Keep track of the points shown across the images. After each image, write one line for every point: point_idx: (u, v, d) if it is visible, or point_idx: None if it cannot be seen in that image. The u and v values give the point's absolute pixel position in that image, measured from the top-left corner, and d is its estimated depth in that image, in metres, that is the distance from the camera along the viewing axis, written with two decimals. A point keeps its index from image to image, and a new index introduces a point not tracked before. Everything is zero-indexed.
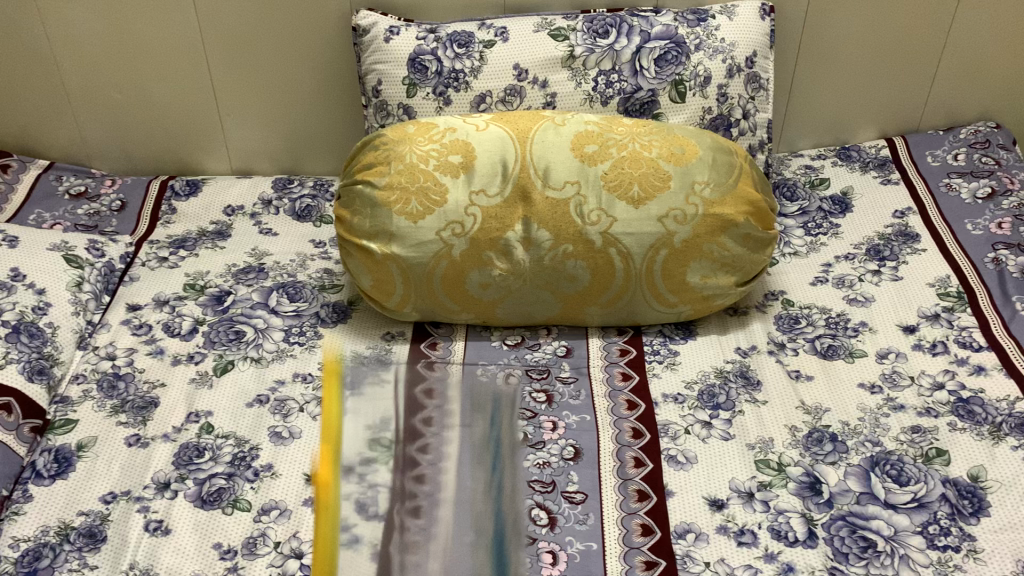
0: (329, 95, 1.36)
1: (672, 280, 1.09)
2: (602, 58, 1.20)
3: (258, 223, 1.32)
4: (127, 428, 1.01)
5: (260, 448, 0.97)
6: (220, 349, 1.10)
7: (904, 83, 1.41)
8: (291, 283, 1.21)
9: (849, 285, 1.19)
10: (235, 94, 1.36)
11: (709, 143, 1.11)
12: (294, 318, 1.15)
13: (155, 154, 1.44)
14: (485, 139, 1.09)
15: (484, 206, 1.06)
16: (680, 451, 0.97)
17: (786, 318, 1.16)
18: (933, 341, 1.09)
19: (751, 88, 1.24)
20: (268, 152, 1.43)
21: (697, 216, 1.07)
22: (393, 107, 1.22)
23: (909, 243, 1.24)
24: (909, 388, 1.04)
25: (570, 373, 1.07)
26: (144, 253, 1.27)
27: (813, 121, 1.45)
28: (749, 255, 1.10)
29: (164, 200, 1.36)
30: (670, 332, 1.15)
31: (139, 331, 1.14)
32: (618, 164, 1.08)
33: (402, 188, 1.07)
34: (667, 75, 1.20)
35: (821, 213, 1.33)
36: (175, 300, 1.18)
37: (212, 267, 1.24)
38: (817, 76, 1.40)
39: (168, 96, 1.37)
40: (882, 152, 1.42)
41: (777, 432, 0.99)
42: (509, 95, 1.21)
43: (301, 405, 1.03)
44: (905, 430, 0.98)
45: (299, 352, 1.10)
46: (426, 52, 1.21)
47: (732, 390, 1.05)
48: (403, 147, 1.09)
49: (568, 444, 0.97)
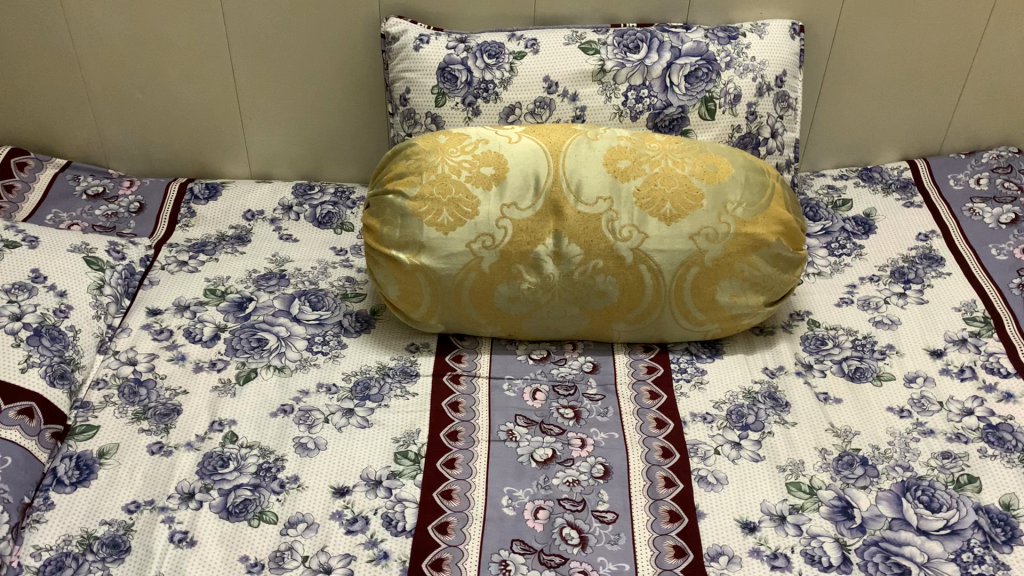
0: (354, 101, 1.34)
1: (701, 298, 1.09)
2: (632, 72, 1.20)
3: (277, 228, 1.31)
4: (150, 435, 1.00)
5: (285, 459, 0.98)
6: (243, 357, 1.10)
7: (928, 108, 1.41)
8: (313, 290, 1.20)
9: (875, 307, 1.19)
10: (259, 98, 1.34)
11: (742, 162, 1.11)
12: (317, 326, 1.15)
13: (175, 156, 1.41)
14: (518, 151, 1.09)
15: (515, 219, 1.06)
16: (711, 472, 0.98)
17: (813, 339, 1.15)
18: (961, 366, 1.09)
19: (780, 106, 1.24)
20: (289, 156, 1.41)
21: (728, 235, 1.07)
22: (421, 116, 1.22)
23: (933, 266, 1.24)
24: (938, 413, 1.04)
25: (597, 390, 1.08)
26: (164, 257, 1.25)
27: (837, 141, 1.45)
28: (780, 275, 1.10)
29: (183, 203, 1.34)
30: (696, 350, 1.14)
31: (160, 337, 1.12)
32: (651, 181, 1.08)
33: (433, 199, 1.06)
34: (697, 91, 1.20)
35: (844, 234, 1.32)
36: (196, 306, 1.17)
37: (232, 273, 1.23)
38: (844, 96, 1.39)
39: (191, 98, 1.34)
40: (904, 174, 1.42)
41: (807, 455, 1.00)
42: (538, 108, 1.21)
43: (326, 415, 1.03)
44: (935, 456, 0.99)
45: (322, 362, 1.10)
46: (456, 62, 1.21)
47: (760, 410, 1.05)
48: (434, 158, 1.08)
49: (597, 462, 0.99)
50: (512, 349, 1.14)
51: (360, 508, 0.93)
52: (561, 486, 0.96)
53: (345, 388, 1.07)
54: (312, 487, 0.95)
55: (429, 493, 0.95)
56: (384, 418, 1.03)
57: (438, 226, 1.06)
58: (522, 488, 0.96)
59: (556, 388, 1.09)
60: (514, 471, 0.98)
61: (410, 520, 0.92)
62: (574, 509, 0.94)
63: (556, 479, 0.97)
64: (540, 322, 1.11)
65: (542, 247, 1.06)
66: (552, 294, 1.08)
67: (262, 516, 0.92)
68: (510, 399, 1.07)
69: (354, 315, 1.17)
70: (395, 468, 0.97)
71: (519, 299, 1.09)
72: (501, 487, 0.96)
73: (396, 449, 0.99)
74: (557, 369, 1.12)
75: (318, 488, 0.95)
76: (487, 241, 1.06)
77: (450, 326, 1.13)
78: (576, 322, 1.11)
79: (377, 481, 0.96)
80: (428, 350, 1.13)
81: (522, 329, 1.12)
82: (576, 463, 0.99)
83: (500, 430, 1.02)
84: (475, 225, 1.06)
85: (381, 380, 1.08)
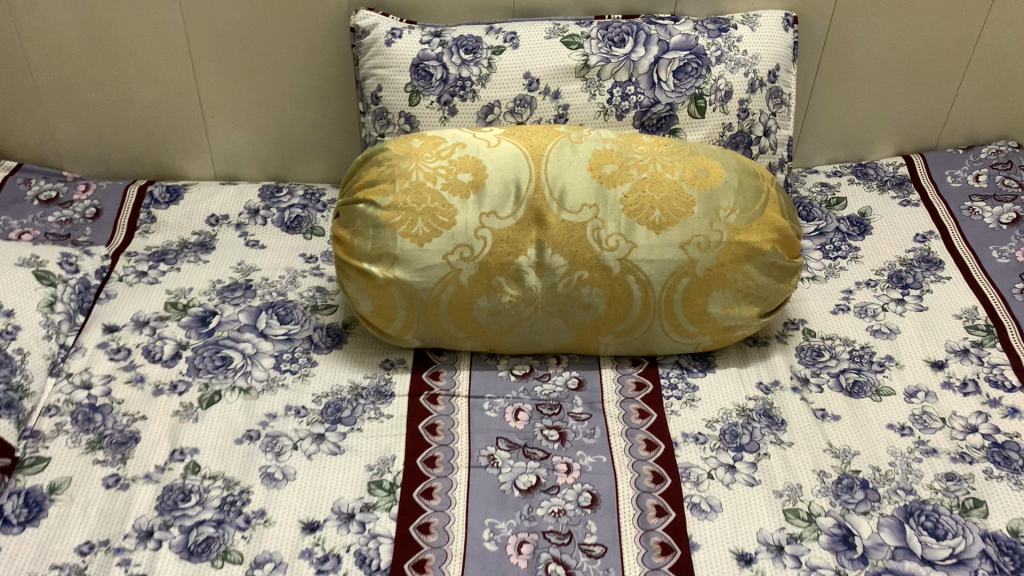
0: (324, 98, 1.26)
1: (692, 310, 1.03)
2: (618, 68, 1.14)
3: (243, 234, 1.24)
4: (105, 467, 0.93)
5: (251, 492, 0.92)
6: (205, 378, 1.03)
7: (925, 102, 1.35)
8: (281, 302, 1.14)
9: (872, 314, 1.14)
10: (222, 96, 1.26)
11: (735, 165, 1.05)
12: (285, 342, 1.08)
13: (133, 156, 1.32)
14: (497, 155, 1.02)
15: (495, 229, 1.00)
16: (704, 498, 0.93)
17: (808, 350, 1.10)
18: (964, 379, 1.04)
19: (773, 103, 1.18)
20: (256, 156, 1.33)
21: (721, 243, 1.01)
22: (393, 116, 1.15)
23: (932, 270, 1.19)
24: (941, 431, 0.99)
25: (583, 409, 1.02)
26: (122, 267, 1.17)
27: (831, 136, 1.39)
28: (775, 285, 1.04)
29: (142, 208, 1.26)
30: (687, 363, 1.09)
31: (117, 356, 1.05)
32: (639, 186, 1.01)
33: (407, 208, 0.99)
34: (687, 88, 1.14)
35: (839, 235, 1.27)
36: (156, 322, 1.10)
37: (194, 284, 1.16)
38: (839, 90, 1.33)
39: (150, 96, 1.26)
40: (900, 170, 1.36)
41: (805, 478, 0.95)
42: (518, 106, 1.14)
43: (295, 442, 0.97)
44: (939, 477, 0.94)
45: (291, 382, 1.03)
46: (430, 58, 1.13)
47: (755, 429, 1.00)
48: (408, 164, 1.01)
49: (584, 490, 0.93)
50: (492, 365, 1.08)
51: (332, 545, 0.87)
52: (546, 517, 0.91)
53: (315, 411, 1.00)
54: (279, 523, 0.89)
55: (405, 527, 0.89)
56: (357, 444, 0.97)
57: (412, 237, 0.99)
58: (505, 520, 0.90)
59: (540, 407, 1.03)
60: (496, 501, 0.92)
61: (385, 558, 0.86)
62: (560, 543, 0.88)
63: (541, 509, 0.91)
64: (522, 336, 1.05)
65: (524, 259, 1.00)
66: (535, 306, 1.02)
67: (226, 556, 0.86)
68: (491, 420, 1.01)
69: (325, 330, 1.10)
70: (369, 499, 0.91)
71: (500, 312, 1.02)
72: (482, 519, 0.90)
73: (370, 479, 0.93)
74: (541, 387, 1.06)
75: (286, 523, 0.89)
76: (466, 252, 0.99)
77: (428, 341, 1.06)
78: (561, 336, 1.05)
79: (350, 515, 0.90)
80: (404, 367, 1.07)
81: (504, 343, 1.06)
82: (561, 491, 0.93)
83: (481, 455, 0.97)
84: (452, 236, 0.99)
85: (354, 401, 1.02)
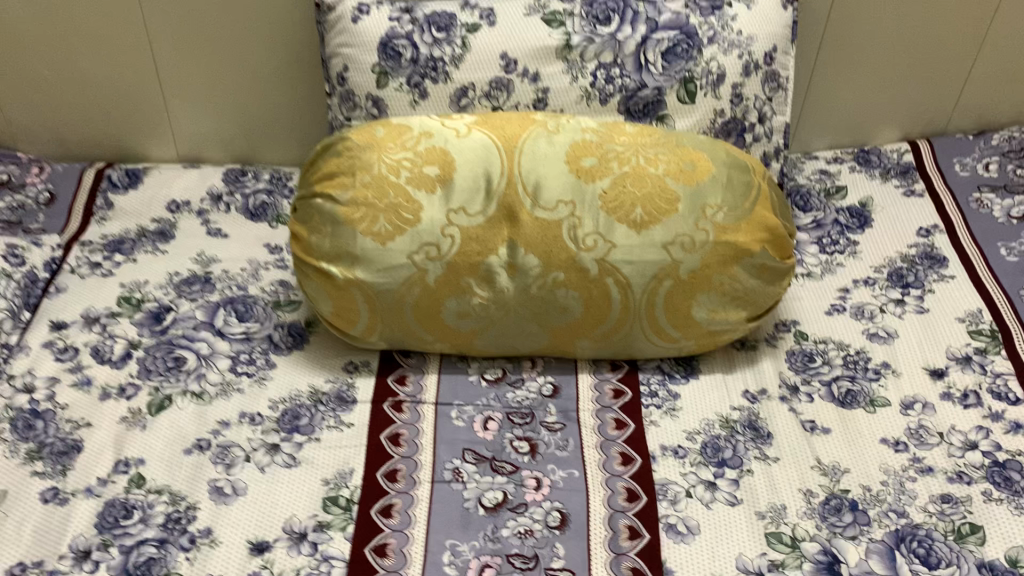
0: (290, 78, 1.19)
1: (675, 315, 0.96)
2: (602, 49, 1.05)
3: (205, 221, 1.18)
4: (44, 480, 0.87)
5: (198, 508, 0.86)
6: (156, 381, 0.97)
7: (934, 84, 1.27)
8: (241, 297, 1.07)
9: (870, 316, 1.07)
10: (182, 74, 1.19)
11: (725, 158, 0.97)
12: (243, 342, 1.02)
13: (91, 137, 1.26)
14: (466, 146, 0.95)
15: (463, 226, 0.93)
16: (681, 519, 0.86)
17: (799, 355, 1.03)
18: (965, 390, 0.97)
19: (769, 87, 1.10)
20: (221, 137, 1.26)
21: (707, 243, 0.93)
22: (361, 98, 1.07)
23: (936, 267, 1.11)
24: (938, 447, 0.92)
25: (556, 419, 0.96)
26: (74, 258, 1.11)
27: (832, 120, 1.31)
28: (765, 288, 0.97)
29: (99, 192, 1.20)
30: (670, 368, 1.02)
31: (63, 357, 0.99)
32: (619, 181, 0.94)
33: (368, 204, 0.93)
34: (675, 71, 1.06)
35: (838, 228, 1.19)
36: (107, 318, 1.03)
37: (150, 277, 1.09)
38: (841, 72, 1.25)
39: (106, 74, 1.19)
40: (905, 157, 1.28)
41: (790, 498, 0.88)
42: (494, 89, 1.06)
43: (247, 453, 0.91)
44: (933, 499, 0.88)
45: (246, 386, 0.97)
46: (400, 36, 1.06)
47: (738, 443, 0.93)
48: (370, 155, 0.94)
49: (553, 508, 0.87)
50: (463, 368, 1.02)
51: (281, 569, 0.81)
52: (511, 539, 0.85)
53: (271, 418, 0.94)
54: (226, 543, 0.83)
55: (360, 549, 0.83)
56: (313, 456, 0.91)
57: (374, 235, 0.92)
58: (467, 542, 0.84)
59: (511, 416, 0.97)
60: (459, 520, 0.86)
61: None
62: (525, 568, 0.82)
63: (506, 530, 0.85)
64: (494, 339, 0.99)
65: (494, 259, 0.93)
66: (506, 309, 0.95)
67: None
68: (458, 430, 0.95)
69: (286, 329, 1.04)
70: (323, 518, 0.86)
71: (469, 315, 0.96)
72: (443, 540, 0.84)
73: (326, 495, 0.88)
74: (513, 393, 0.99)
75: (233, 543, 0.83)
76: (432, 252, 0.93)
77: (393, 343, 1.00)
78: (535, 339, 0.99)
79: (302, 535, 0.84)
80: (368, 370, 1.01)
81: (475, 346, 1.00)
82: (529, 510, 0.87)
83: (445, 469, 0.91)
84: (417, 234, 0.92)
85: (313, 408, 0.96)
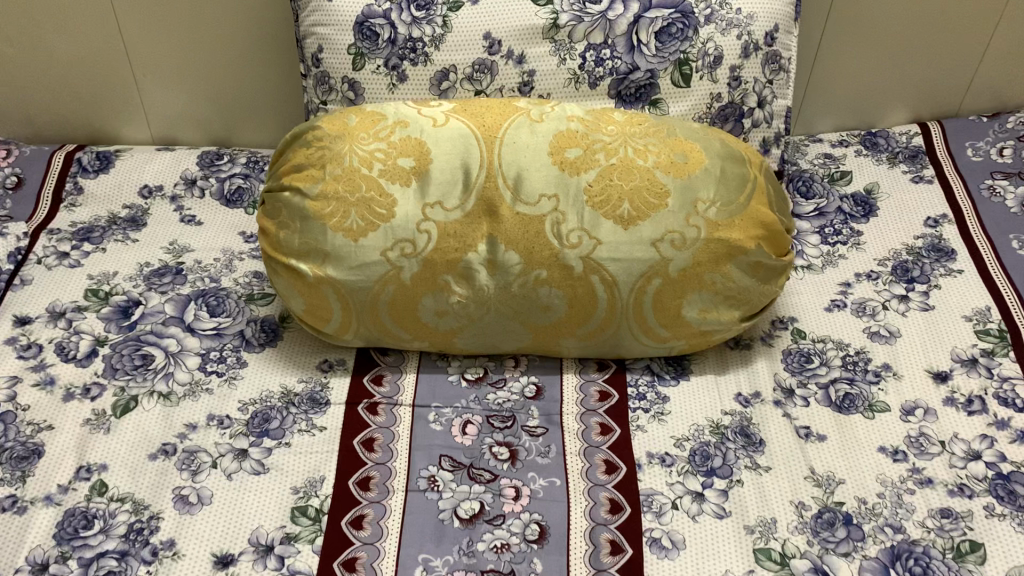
0: (266, 63, 1.16)
1: (665, 314, 0.91)
2: (591, 28, 0.98)
3: (178, 208, 1.14)
4: (1, 488, 0.84)
5: (161, 518, 0.82)
6: (122, 381, 0.93)
7: (947, 65, 1.20)
8: (213, 290, 1.03)
9: (872, 313, 1.01)
10: (154, 57, 1.16)
11: (718, 149, 0.91)
12: (214, 338, 0.98)
13: (62, 118, 1.23)
14: (443, 137, 0.89)
15: (440, 222, 0.88)
16: (666, 533, 0.82)
17: (796, 355, 0.98)
18: (970, 396, 0.92)
19: (770, 69, 1.04)
20: (196, 118, 1.23)
21: (698, 240, 0.88)
22: (337, 81, 1.02)
23: (943, 261, 1.06)
24: (939, 458, 0.88)
25: (539, 423, 0.92)
26: (41, 247, 1.07)
27: (836, 103, 1.25)
28: (760, 286, 0.92)
29: (68, 177, 1.16)
30: (659, 369, 0.98)
31: (26, 354, 0.95)
32: (606, 174, 0.88)
33: (339, 198, 0.88)
34: (670, 53, 0.99)
35: (841, 216, 1.13)
36: (74, 313, 1.00)
37: (120, 268, 1.05)
38: (847, 55, 1.19)
39: (76, 55, 1.15)
40: (915, 141, 1.22)
41: (781, 511, 0.84)
42: (477, 72, 1.00)
43: (214, 458, 0.87)
44: (933, 514, 0.83)
45: (216, 386, 0.94)
46: (377, 15, 0.99)
47: (729, 451, 0.89)
48: (341, 146, 0.89)
49: (532, 520, 0.83)
50: (443, 368, 0.98)
51: None
52: (486, 554, 0.80)
53: (240, 421, 0.90)
54: (189, 556, 0.79)
55: (329, 563, 0.79)
56: (282, 463, 0.87)
57: (345, 231, 0.88)
58: (441, 556, 0.80)
59: (491, 419, 0.92)
60: (433, 533, 0.82)
61: None
62: None
63: (481, 543, 0.81)
64: (475, 338, 0.94)
65: (473, 255, 0.88)
66: (486, 308, 0.90)
67: None
68: (435, 435, 0.90)
69: (259, 324, 1.00)
70: (291, 529, 0.82)
71: (448, 314, 0.91)
72: (415, 554, 0.80)
73: (295, 505, 0.83)
74: (494, 395, 0.95)
75: (196, 556, 0.79)
76: (407, 248, 0.88)
77: (370, 341, 0.96)
78: (518, 339, 0.94)
79: (268, 547, 0.80)
80: (344, 370, 0.97)
81: (455, 345, 0.95)
82: (506, 522, 0.83)
83: (420, 477, 0.86)
84: (391, 230, 0.87)
85: (284, 411, 0.92)
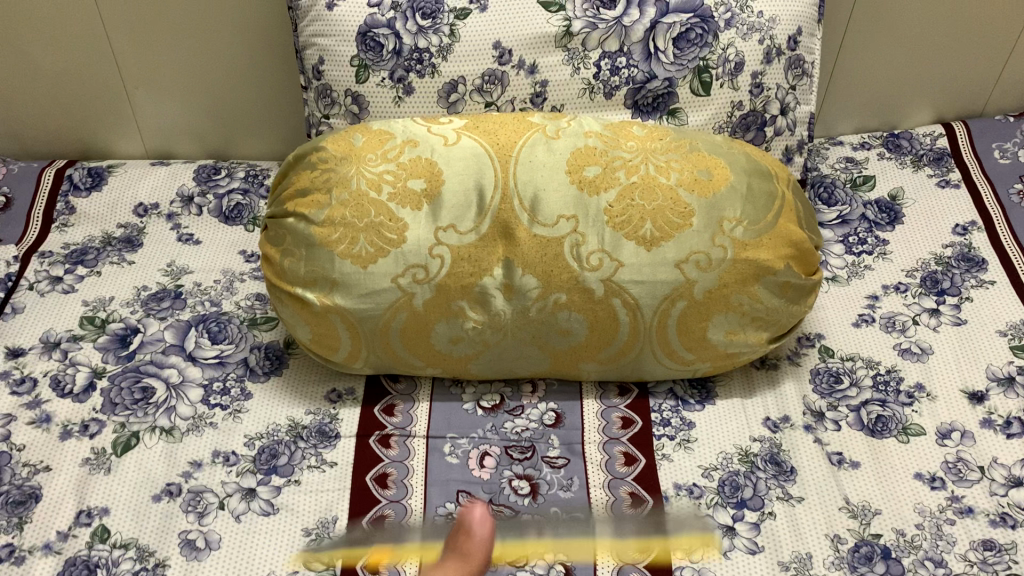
0: (261, 73, 1.11)
1: (690, 338, 0.87)
2: (606, 35, 0.93)
3: (175, 226, 1.09)
4: None
5: (167, 566, 0.78)
6: (122, 416, 0.89)
7: (973, 65, 1.16)
8: (215, 316, 0.99)
9: (902, 329, 0.97)
10: (145, 68, 1.11)
11: (743, 164, 0.87)
12: (217, 367, 0.94)
13: (53, 133, 1.18)
14: (455, 157, 0.85)
15: (453, 246, 0.83)
16: (697, 572, 0.78)
17: (825, 375, 0.94)
18: (1008, 417, 0.89)
19: (792, 74, 0.99)
20: (192, 130, 1.19)
21: (724, 261, 0.84)
22: (339, 94, 0.97)
23: (973, 271, 1.02)
24: (978, 485, 0.84)
25: (559, 454, 0.88)
26: (33, 272, 1.03)
27: (858, 105, 1.21)
28: (788, 307, 0.88)
29: (59, 195, 1.12)
30: (683, 393, 0.94)
31: (19, 389, 0.91)
32: (627, 193, 0.84)
33: (346, 223, 0.83)
34: (689, 60, 0.94)
35: (865, 224, 1.09)
36: (69, 343, 0.95)
37: (116, 292, 1.01)
38: (869, 57, 1.15)
39: (63, 68, 1.10)
40: (939, 143, 1.18)
41: (817, 544, 0.80)
42: (487, 83, 0.96)
43: (221, 499, 0.83)
44: (975, 546, 0.79)
45: (220, 420, 0.89)
46: (381, 25, 0.94)
47: (759, 481, 0.85)
48: (347, 168, 0.85)
49: (557, 560, 0.79)
50: (457, 395, 0.94)
51: None
52: None
53: (247, 458, 0.86)
54: None
55: None
56: (293, 502, 0.83)
57: (353, 257, 0.83)
58: None
59: (509, 450, 0.88)
60: None
61: None
62: None
63: None
64: (490, 364, 0.90)
65: (488, 280, 0.83)
66: (502, 334, 0.86)
67: None
68: (452, 469, 0.86)
69: (263, 351, 0.96)
70: None
71: (462, 340, 0.87)
72: None
73: (307, 549, 0.79)
74: (511, 423, 0.91)
75: None
76: (418, 274, 0.83)
77: (380, 369, 0.91)
78: (536, 364, 0.90)
79: None
80: (354, 399, 0.92)
81: (469, 371, 0.91)
82: (529, 563, 0.79)
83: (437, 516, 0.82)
84: (401, 255, 0.83)
85: (292, 445, 0.88)
